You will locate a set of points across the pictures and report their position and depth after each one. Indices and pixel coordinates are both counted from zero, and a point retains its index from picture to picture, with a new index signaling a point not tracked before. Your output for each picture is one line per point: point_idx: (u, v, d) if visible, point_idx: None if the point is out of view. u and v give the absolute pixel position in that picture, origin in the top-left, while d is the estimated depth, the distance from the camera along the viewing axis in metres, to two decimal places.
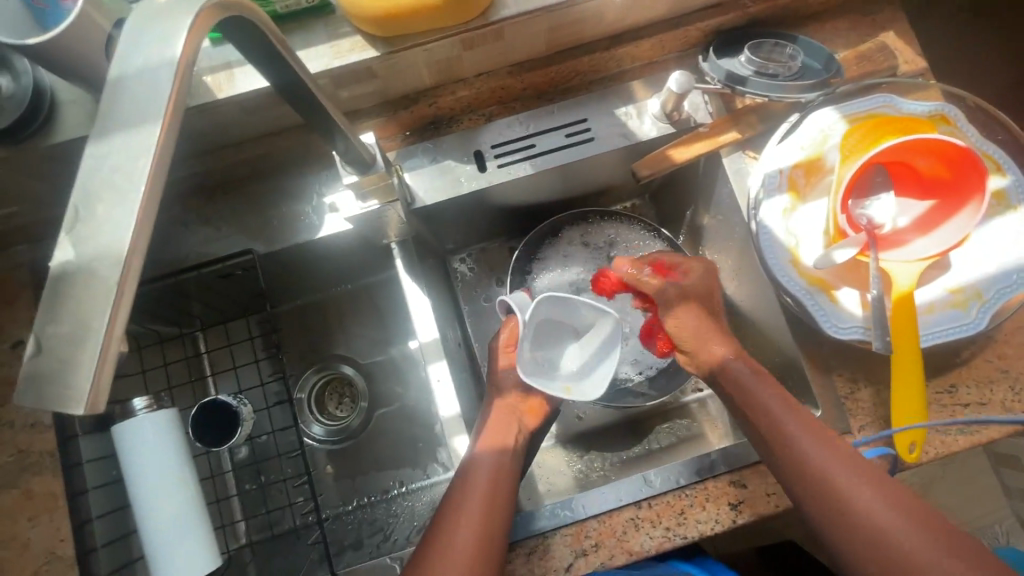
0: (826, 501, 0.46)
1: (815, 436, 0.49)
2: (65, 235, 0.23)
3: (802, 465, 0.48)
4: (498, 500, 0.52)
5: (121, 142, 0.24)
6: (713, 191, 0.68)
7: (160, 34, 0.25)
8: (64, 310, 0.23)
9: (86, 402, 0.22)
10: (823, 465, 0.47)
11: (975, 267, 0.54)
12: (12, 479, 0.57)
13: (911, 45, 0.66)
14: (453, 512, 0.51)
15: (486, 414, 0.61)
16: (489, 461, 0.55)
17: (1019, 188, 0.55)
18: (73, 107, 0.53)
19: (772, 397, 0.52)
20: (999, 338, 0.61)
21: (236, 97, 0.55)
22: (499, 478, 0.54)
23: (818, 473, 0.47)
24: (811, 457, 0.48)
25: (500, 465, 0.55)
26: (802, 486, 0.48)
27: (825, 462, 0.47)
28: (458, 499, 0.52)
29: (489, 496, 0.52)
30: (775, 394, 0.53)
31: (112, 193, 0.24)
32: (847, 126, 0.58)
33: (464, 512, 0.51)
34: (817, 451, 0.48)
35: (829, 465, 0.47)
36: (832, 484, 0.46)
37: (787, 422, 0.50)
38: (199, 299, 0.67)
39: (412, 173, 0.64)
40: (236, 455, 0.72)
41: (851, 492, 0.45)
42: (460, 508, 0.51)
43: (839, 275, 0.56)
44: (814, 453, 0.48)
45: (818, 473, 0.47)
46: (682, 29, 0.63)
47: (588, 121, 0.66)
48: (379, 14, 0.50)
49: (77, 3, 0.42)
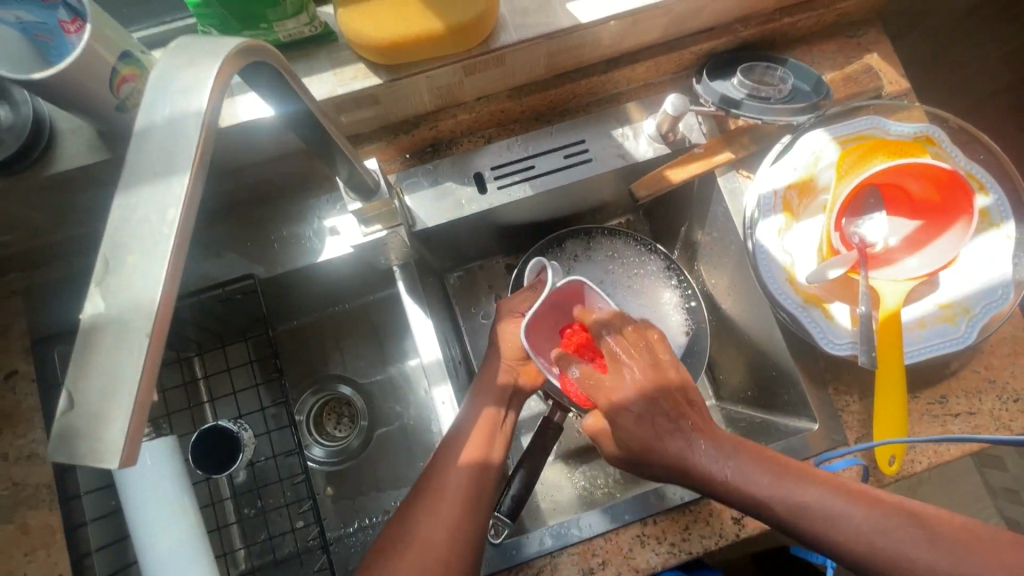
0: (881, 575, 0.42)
1: (831, 496, 0.45)
2: (96, 287, 0.23)
3: (838, 545, 0.43)
4: (473, 508, 0.50)
5: (151, 191, 0.24)
6: (708, 209, 0.70)
7: (187, 85, 0.26)
8: (94, 364, 0.23)
9: (121, 456, 0.22)
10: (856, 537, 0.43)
11: (963, 283, 0.56)
12: (7, 515, 0.55)
13: (895, 66, 0.68)
14: (416, 519, 0.49)
15: (463, 419, 0.56)
16: (464, 476, 0.51)
17: (1001, 206, 0.57)
18: (72, 136, 0.52)
19: (763, 473, 0.47)
20: (986, 349, 0.63)
21: (239, 124, 0.55)
22: (476, 486, 0.52)
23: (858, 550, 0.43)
24: (832, 526, 0.44)
25: (470, 492, 0.51)
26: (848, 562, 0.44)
27: (866, 533, 0.43)
28: (429, 505, 0.49)
29: (463, 502, 0.50)
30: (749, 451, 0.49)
31: (141, 244, 0.24)
32: (838, 147, 0.60)
33: (431, 518, 0.49)
34: (845, 514, 0.44)
35: (863, 528, 0.43)
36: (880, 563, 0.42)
37: (795, 497, 0.46)
38: (194, 325, 0.66)
39: (412, 195, 0.65)
40: (234, 480, 0.72)
41: (914, 563, 0.41)
42: (429, 508, 0.49)
43: (831, 290, 0.58)
44: (847, 524, 0.43)
45: (850, 537, 0.43)
46: (676, 52, 0.65)
47: (585, 142, 0.67)
48: (384, 43, 0.51)
49: (82, 36, 0.42)
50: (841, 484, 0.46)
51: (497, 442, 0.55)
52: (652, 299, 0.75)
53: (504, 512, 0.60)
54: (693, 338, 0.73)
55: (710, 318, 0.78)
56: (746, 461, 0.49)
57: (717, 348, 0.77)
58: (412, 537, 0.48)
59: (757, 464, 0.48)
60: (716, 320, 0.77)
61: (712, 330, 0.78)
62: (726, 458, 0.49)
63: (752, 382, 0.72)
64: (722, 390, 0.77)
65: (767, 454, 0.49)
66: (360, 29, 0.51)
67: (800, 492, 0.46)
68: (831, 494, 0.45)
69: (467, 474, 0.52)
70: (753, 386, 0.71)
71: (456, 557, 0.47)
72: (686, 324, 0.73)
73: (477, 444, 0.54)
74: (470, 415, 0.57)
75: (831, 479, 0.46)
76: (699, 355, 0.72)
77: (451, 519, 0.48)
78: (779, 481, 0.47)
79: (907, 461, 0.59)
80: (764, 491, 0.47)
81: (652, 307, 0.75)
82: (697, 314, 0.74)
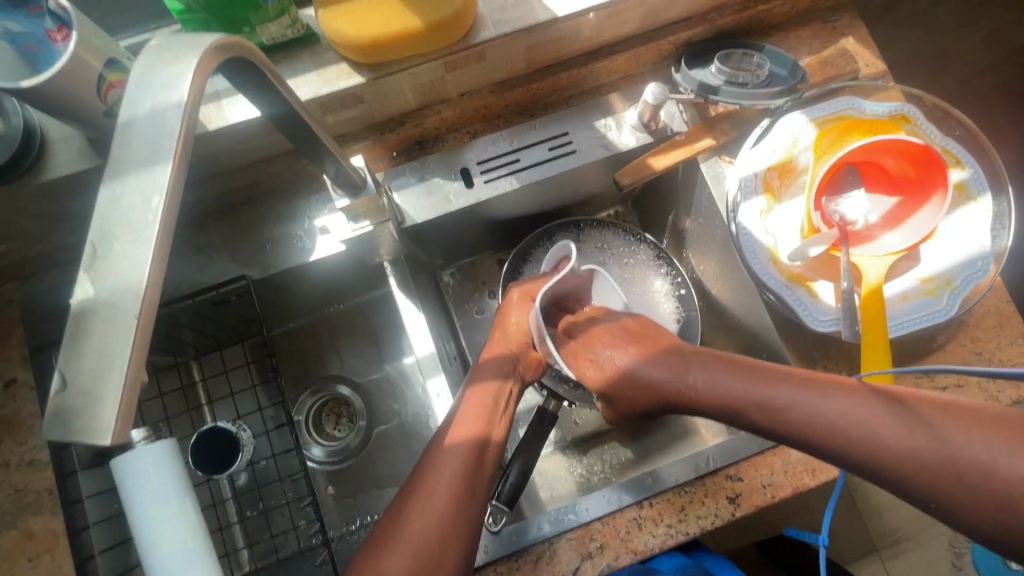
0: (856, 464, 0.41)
1: (804, 390, 0.45)
2: (85, 273, 0.24)
3: (815, 435, 0.43)
4: (466, 490, 0.49)
5: (136, 180, 0.25)
6: (693, 195, 0.71)
7: (167, 78, 0.27)
8: (86, 345, 0.24)
9: (112, 432, 0.23)
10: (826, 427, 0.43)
11: (943, 256, 0.57)
12: (11, 520, 0.56)
13: (870, 49, 0.69)
14: (417, 496, 0.49)
15: (462, 400, 0.57)
16: (466, 453, 0.52)
17: (977, 179, 0.58)
18: (63, 143, 0.53)
19: (729, 376, 0.50)
20: (971, 323, 0.64)
21: (226, 126, 0.56)
22: (472, 467, 0.51)
23: (832, 440, 0.42)
24: (808, 417, 0.44)
25: (473, 471, 0.51)
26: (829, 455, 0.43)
27: (842, 422, 0.42)
28: (429, 484, 0.49)
29: (457, 482, 0.49)
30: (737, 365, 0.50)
31: (129, 231, 0.25)
32: (816, 129, 0.61)
33: (423, 499, 0.48)
34: (818, 405, 0.44)
35: (832, 415, 0.42)
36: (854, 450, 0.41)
37: (762, 391, 0.47)
38: (190, 328, 0.67)
39: (401, 192, 0.66)
40: (236, 482, 0.73)
41: (884, 444, 0.40)
42: (421, 491, 0.49)
43: (814, 268, 0.59)
44: (820, 419, 0.43)
45: (819, 424, 0.43)
46: (655, 43, 0.66)
47: (569, 134, 0.68)
48: (364, 42, 0.52)
49: (69, 43, 0.43)
50: (814, 376, 0.46)
51: (492, 421, 0.55)
52: (642, 288, 0.76)
53: (502, 501, 0.61)
54: (684, 326, 0.74)
55: (701, 304, 0.79)
56: (717, 372, 0.51)
57: (709, 333, 0.78)
58: (404, 519, 0.47)
59: (729, 372, 0.50)
60: (706, 306, 0.78)
61: (703, 316, 0.79)
62: (714, 372, 0.51)
63: None
64: None
65: (746, 364, 0.50)
66: (340, 29, 0.52)
67: (760, 387, 0.47)
68: (805, 390, 0.45)
69: (460, 455, 0.51)
70: None
71: (449, 539, 0.47)
72: (677, 313, 0.74)
73: (470, 425, 0.53)
74: (474, 393, 0.57)
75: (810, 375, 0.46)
76: (691, 342, 0.73)
77: (442, 500, 0.48)
78: (750, 381, 0.48)
79: None
80: (738, 395, 0.49)
81: (642, 296, 0.76)
82: (688, 301, 0.75)
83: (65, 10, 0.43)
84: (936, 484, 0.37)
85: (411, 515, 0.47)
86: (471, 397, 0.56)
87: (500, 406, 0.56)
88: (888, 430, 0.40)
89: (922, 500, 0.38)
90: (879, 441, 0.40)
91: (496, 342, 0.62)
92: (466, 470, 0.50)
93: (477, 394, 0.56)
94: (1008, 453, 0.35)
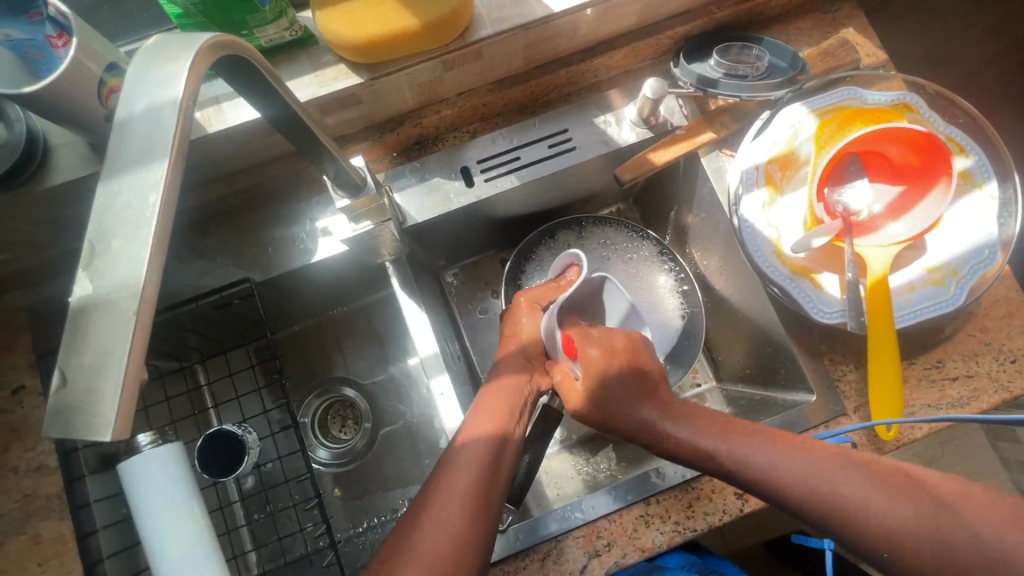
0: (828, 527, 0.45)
1: (783, 449, 0.48)
2: (83, 270, 0.24)
3: (796, 498, 0.46)
4: (489, 483, 0.49)
5: (133, 179, 0.25)
6: (695, 189, 0.71)
7: (163, 77, 0.27)
8: (86, 343, 0.24)
9: (113, 429, 0.23)
10: (808, 496, 0.45)
11: (948, 245, 0.57)
12: (19, 526, 0.56)
13: (871, 39, 0.69)
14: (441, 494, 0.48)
15: (479, 401, 0.57)
16: (485, 451, 0.51)
17: (982, 167, 0.58)
18: (66, 150, 0.54)
19: (713, 432, 0.51)
20: (979, 312, 0.63)
21: (226, 130, 0.56)
22: (494, 459, 0.51)
23: (810, 506, 0.45)
24: (799, 480, 0.46)
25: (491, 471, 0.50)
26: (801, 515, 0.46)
27: (828, 486, 0.45)
28: (451, 482, 0.49)
29: (478, 480, 0.49)
30: (716, 423, 0.52)
31: (126, 229, 0.25)
32: (817, 119, 0.60)
33: (447, 491, 0.48)
34: (805, 469, 0.46)
35: (816, 479, 0.46)
36: (832, 517, 0.45)
37: (745, 450, 0.49)
38: (196, 332, 0.67)
39: (402, 192, 0.66)
40: (242, 486, 0.73)
41: (875, 511, 0.43)
42: (443, 483, 0.49)
43: (818, 260, 0.58)
44: (805, 489, 0.46)
45: (806, 489, 0.46)
46: (652, 38, 0.66)
47: (568, 130, 0.68)
48: (362, 42, 0.52)
49: (69, 49, 0.43)
50: (791, 439, 0.49)
51: (512, 415, 0.55)
52: (647, 284, 0.76)
53: (509, 499, 0.60)
54: (689, 321, 0.73)
55: (704, 299, 0.78)
56: (698, 426, 0.52)
57: (715, 329, 0.77)
58: (428, 510, 0.47)
59: (713, 430, 0.51)
60: (710, 302, 0.78)
61: (708, 312, 0.78)
62: (701, 433, 0.51)
63: (751, 362, 0.72)
64: (721, 371, 0.78)
65: (727, 422, 0.51)
66: (336, 30, 0.52)
67: (747, 445, 0.49)
68: (785, 450, 0.48)
69: (483, 447, 0.51)
70: (753, 365, 0.71)
71: (471, 532, 0.46)
72: (682, 309, 0.74)
73: (492, 418, 0.54)
74: (490, 394, 0.57)
75: (785, 436, 0.49)
76: (696, 337, 0.73)
77: (465, 491, 0.48)
78: (731, 439, 0.50)
79: (907, 427, 0.59)
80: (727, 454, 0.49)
81: (646, 292, 0.76)
82: (692, 296, 0.74)
83: (64, 17, 0.43)
84: (921, 552, 0.41)
85: (435, 506, 0.47)
86: (492, 393, 0.57)
87: (522, 400, 0.57)
88: (875, 495, 0.44)
89: (923, 551, 0.41)
90: (871, 510, 0.43)
91: (508, 348, 0.63)
92: (487, 461, 0.51)
93: (499, 390, 0.57)
94: (1004, 527, 0.40)
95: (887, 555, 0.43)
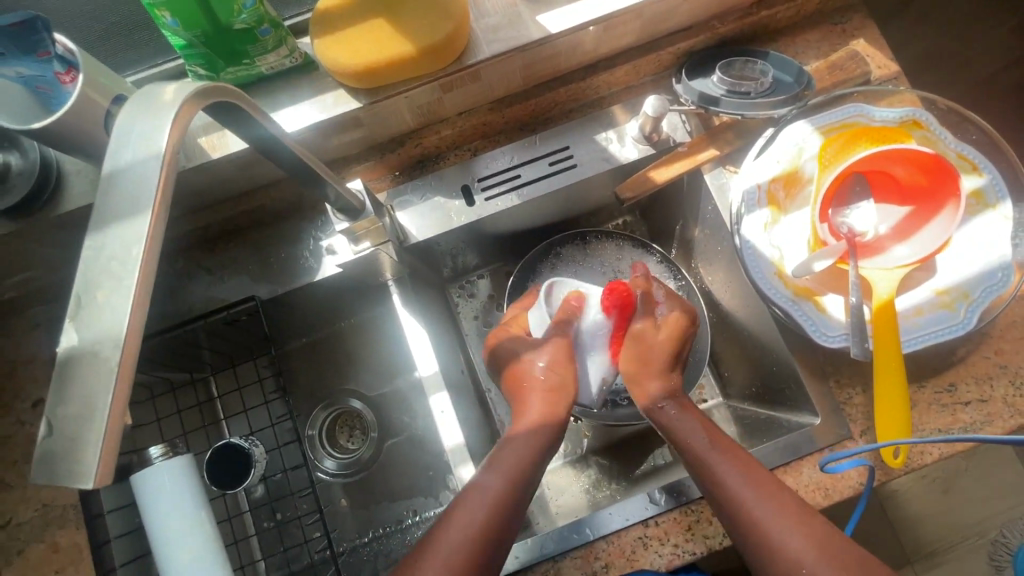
0: (752, 536, 0.47)
1: (734, 463, 0.51)
2: (71, 322, 0.25)
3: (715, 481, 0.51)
4: (505, 504, 0.49)
5: (117, 230, 0.26)
6: (699, 205, 0.70)
7: (148, 130, 0.28)
8: (71, 392, 0.25)
9: (95, 475, 0.24)
10: (765, 525, 0.46)
11: (960, 268, 0.55)
12: (38, 534, 0.58)
13: (883, 50, 0.67)
14: (471, 493, 0.50)
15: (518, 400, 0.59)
16: (517, 451, 0.54)
17: (996, 186, 0.56)
18: (79, 177, 0.56)
19: (700, 432, 0.54)
20: (994, 334, 0.61)
21: (230, 154, 0.58)
22: (524, 468, 0.53)
23: (755, 524, 0.47)
24: (723, 476, 0.50)
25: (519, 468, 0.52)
26: (732, 524, 0.49)
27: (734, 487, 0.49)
28: (478, 483, 0.51)
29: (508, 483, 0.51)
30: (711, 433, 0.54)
31: (111, 280, 0.26)
32: (821, 138, 0.59)
33: (470, 500, 0.49)
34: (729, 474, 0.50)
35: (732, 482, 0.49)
36: (767, 542, 0.46)
37: (705, 453, 0.52)
38: (207, 346, 0.69)
39: (403, 211, 0.66)
40: (251, 495, 0.74)
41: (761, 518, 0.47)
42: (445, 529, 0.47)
43: (823, 282, 0.57)
44: (765, 514, 0.47)
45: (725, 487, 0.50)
46: (653, 54, 0.65)
47: (569, 148, 0.67)
48: (361, 69, 0.53)
49: (76, 84, 0.46)
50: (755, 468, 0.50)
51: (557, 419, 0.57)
52: None
53: None
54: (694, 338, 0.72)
55: (711, 315, 0.77)
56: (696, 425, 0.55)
57: (722, 345, 0.76)
58: (455, 510, 0.49)
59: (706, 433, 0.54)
60: (717, 318, 0.77)
61: (716, 328, 0.77)
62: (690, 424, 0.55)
63: (757, 380, 0.70)
64: (728, 388, 0.76)
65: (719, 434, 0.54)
66: (334, 57, 0.53)
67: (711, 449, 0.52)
68: (741, 466, 0.50)
69: (513, 461, 0.53)
70: (759, 384, 0.70)
71: (489, 535, 0.47)
72: None
73: (513, 469, 0.52)
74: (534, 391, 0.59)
75: (753, 464, 0.51)
76: (703, 353, 0.72)
77: (471, 526, 0.47)
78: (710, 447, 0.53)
79: (916, 453, 0.58)
80: (699, 455, 0.53)
81: None
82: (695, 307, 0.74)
83: (72, 54, 0.46)
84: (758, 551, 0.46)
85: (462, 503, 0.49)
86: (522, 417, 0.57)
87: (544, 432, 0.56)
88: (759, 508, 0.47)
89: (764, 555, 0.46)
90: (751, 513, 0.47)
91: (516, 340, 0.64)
92: (496, 509, 0.49)
93: (531, 422, 0.56)
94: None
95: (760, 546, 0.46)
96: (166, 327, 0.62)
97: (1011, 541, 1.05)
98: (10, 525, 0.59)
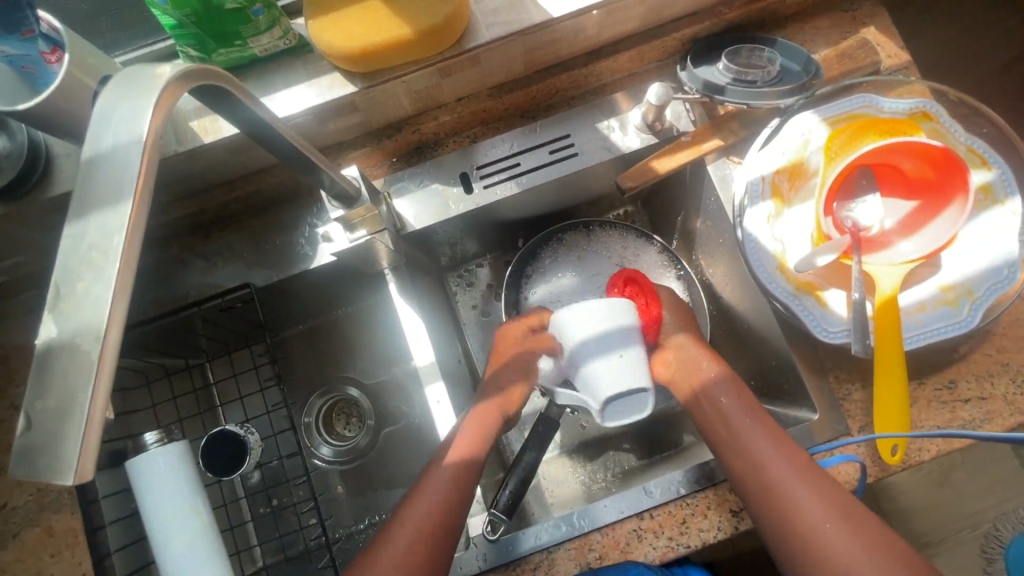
0: (778, 509, 0.47)
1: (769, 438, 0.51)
2: (49, 313, 0.25)
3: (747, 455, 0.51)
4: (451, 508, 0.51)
5: (99, 218, 0.25)
6: (701, 197, 0.69)
7: (130, 114, 0.27)
8: (51, 384, 0.24)
9: (74, 470, 0.23)
10: (794, 499, 0.47)
11: (964, 263, 0.54)
12: (33, 518, 0.58)
13: (894, 39, 0.65)
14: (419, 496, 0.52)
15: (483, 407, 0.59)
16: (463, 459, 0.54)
17: (1005, 181, 0.55)
18: (69, 160, 0.55)
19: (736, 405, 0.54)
20: (997, 331, 0.60)
21: (222, 139, 0.57)
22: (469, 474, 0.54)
23: (784, 498, 0.47)
24: (754, 449, 0.51)
25: (467, 477, 0.53)
26: (760, 498, 0.49)
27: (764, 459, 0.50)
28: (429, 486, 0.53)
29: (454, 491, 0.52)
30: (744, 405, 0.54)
31: (91, 270, 0.25)
32: (828, 129, 0.58)
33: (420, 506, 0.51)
34: (762, 448, 0.50)
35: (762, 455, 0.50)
36: (791, 518, 0.47)
37: (739, 426, 0.52)
38: (202, 333, 0.69)
39: (401, 198, 0.65)
40: (248, 481, 0.75)
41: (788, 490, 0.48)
42: (418, 505, 0.51)
43: (825, 276, 0.56)
44: (792, 489, 0.47)
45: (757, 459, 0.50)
46: (658, 40, 0.64)
47: (570, 136, 0.66)
48: (356, 52, 0.52)
49: (62, 65, 0.45)
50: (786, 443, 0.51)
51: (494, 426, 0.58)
52: None
53: (500, 509, 0.61)
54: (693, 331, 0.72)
55: (711, 308, 0.77)
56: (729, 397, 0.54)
57: (721, 338, 0.76)
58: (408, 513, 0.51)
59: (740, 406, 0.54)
60: (717, 311, 0.76)
61: (715, 321, 0.76)
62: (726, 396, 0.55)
63: (755, 374, 0.70)
64: None
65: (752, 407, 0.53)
66: (329, 40, 0.52)
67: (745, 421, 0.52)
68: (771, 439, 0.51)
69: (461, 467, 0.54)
70: (758, 378, 0.69)
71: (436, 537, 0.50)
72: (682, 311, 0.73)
73: (459, 474, 0.53)
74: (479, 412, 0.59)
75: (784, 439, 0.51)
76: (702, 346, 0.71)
77: (424, 531, 0.49)
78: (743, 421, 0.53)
79: (914, 450, 0.57)
80: (731, 423, 0.53)
81: None
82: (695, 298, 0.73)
83: (56, 32, 0.45)
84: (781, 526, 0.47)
85: (416, 506, 0.51)
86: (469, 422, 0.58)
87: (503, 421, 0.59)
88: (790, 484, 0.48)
89: (790, 527, 0.46)
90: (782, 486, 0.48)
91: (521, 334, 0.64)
92: (445, 512, 0.51)
93: (475, 426, 0.57)
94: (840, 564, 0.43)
95: (787, 519, 0.47)
96: (159, 314, 0.61)
97: (1004, 534, 1.06)
98: (4, 509, 0.58)
